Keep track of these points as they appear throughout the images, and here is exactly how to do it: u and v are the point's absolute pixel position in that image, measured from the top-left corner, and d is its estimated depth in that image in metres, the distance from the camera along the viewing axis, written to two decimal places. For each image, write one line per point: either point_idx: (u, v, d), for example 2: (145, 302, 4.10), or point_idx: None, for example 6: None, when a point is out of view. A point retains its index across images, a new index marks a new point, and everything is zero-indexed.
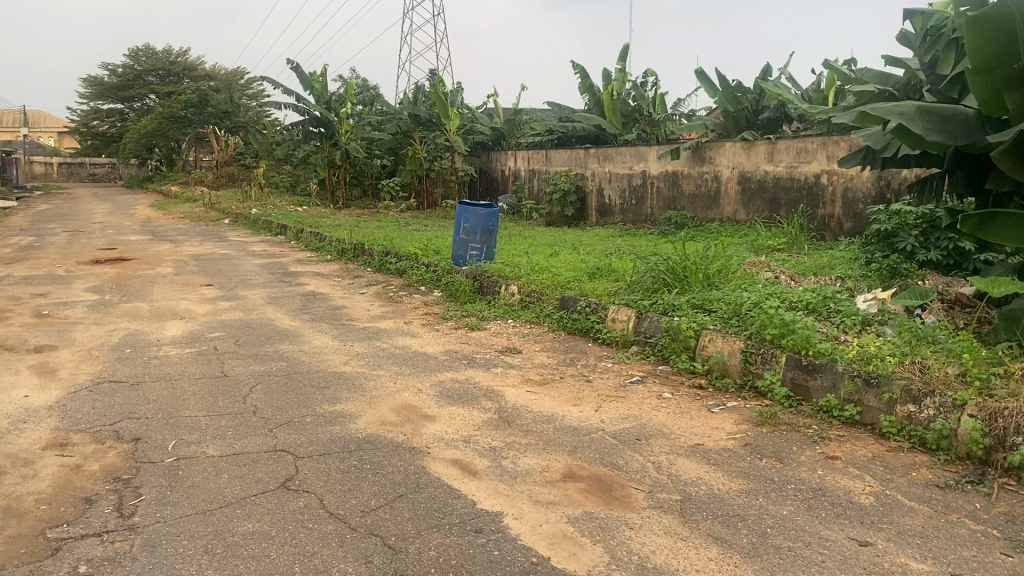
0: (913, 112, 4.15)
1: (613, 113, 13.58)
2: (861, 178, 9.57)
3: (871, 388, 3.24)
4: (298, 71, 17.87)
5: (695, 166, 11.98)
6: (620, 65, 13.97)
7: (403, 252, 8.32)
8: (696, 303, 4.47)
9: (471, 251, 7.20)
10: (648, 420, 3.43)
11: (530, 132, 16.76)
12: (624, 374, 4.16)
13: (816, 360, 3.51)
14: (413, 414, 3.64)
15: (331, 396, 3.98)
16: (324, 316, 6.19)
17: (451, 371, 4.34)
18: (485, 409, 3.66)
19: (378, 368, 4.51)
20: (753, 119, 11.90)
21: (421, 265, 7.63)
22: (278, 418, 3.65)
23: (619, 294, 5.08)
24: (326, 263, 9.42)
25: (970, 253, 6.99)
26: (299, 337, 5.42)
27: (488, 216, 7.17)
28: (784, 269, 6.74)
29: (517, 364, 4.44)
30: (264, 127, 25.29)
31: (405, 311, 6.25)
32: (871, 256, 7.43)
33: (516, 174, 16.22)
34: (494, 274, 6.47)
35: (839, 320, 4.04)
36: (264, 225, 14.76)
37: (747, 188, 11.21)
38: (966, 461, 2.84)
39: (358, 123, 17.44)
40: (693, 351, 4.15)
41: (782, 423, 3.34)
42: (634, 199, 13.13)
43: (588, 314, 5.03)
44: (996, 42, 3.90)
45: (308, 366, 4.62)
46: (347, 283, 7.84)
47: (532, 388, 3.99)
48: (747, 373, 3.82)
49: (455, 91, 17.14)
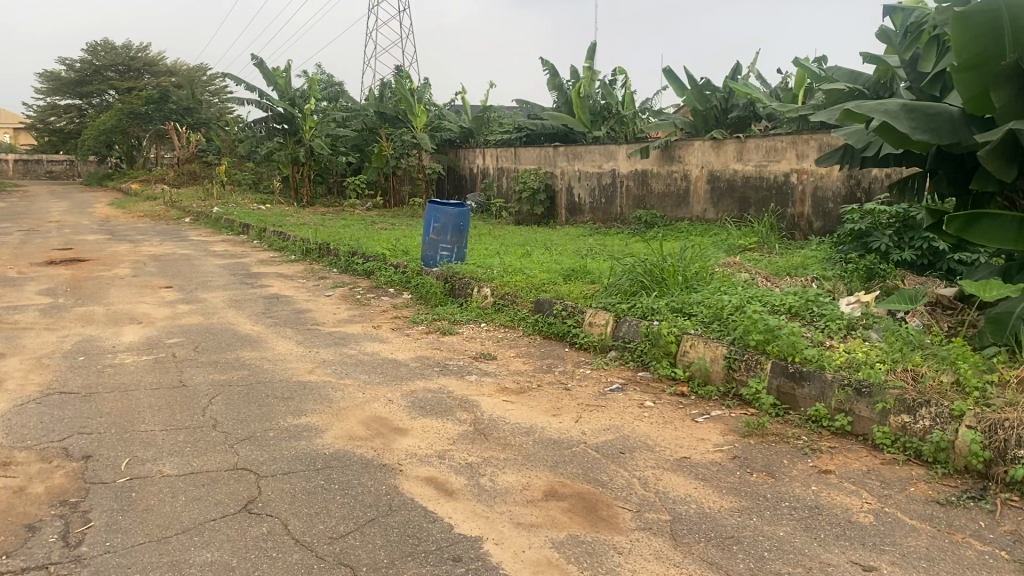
0: (898, 109, 4.06)
1: (582, 111, 13.46)
2: (831, 177, 9.54)
3: (862, 397, 3.11)
4: (262, 67, 17.52)
5: (665, 165, 11.89)
6: (589, 63, 13.85)
7: (370, 252, 8.11)
8: (675, 307, 4.32)
9: (441, 251, 7.01)
10: (630, 431, 3.27)
11: (498, 129, 16.59)
12: (603, 381, 4.00)
13: (803, 367, 3.37)
14: (384, 428, 3.46)
15: (296, 408, 3.77)
16: (289, 320, 5.96)
17: (422, 380, 4.16)
18: (459, 421, 3.49)
19: (345, 377, 4.31)
20: (722, 118, 11.78)
21: (390, 266, 7.42)
22: (240, 433, 3.44)
23: (596, 298, 4.93)
24: (290, 264, 9.16)
25: (944, 252, 6.96)
26: (262, 343, 5.20)
27: (459, 216, 6.97)
28: (759, 270, 6.64)
29: (492, 371, 4.27)
30: (227, 124, 24.83)
31: (373, 315, 6.05)
32: (845, 256, 7.36)
33: (484, 172, 16.03)
34: (465, 275, 6.29)
35: (823, 325, 3.90)
36: (227, 224, 14.41)
37: (717, 187, 11.14)
38: (964, 474, 2.72)
39: (323, 120, 17.13)
40: (673, 356, 3.99)
41: (770, 434, 3.19)
42: (604, 198, 13.02)
43: (564, 318, 4.86)
44: (981, 39, 3.82)
45: (271, 375, 4.41)
46: (312, 285, 7.61)
47: (507, 397, 3.82)
48: (730, 380, 3.66)
49: (423, 88, 16.91)
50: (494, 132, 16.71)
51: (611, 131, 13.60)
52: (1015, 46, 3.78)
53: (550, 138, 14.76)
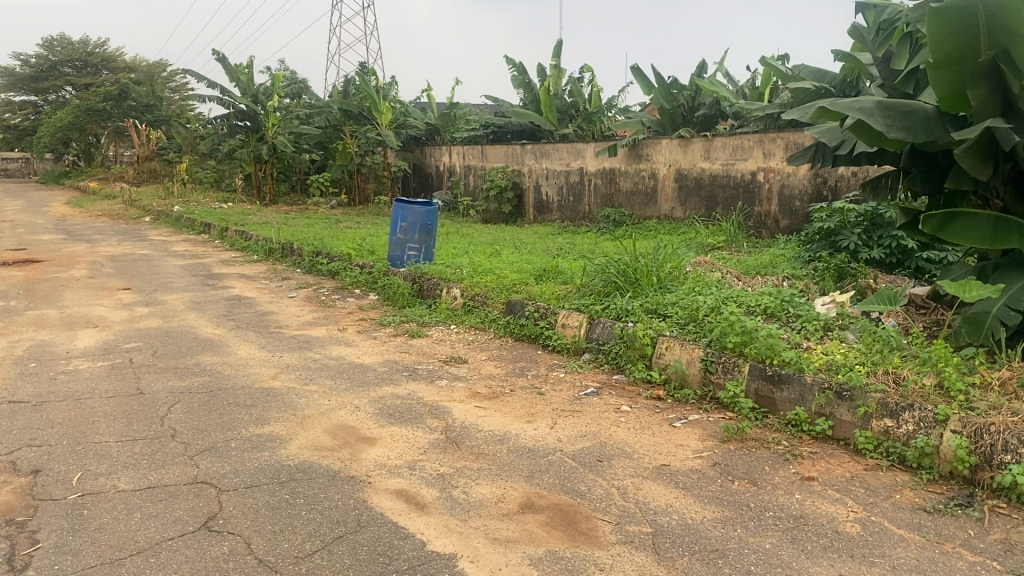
0: (873, 107, 4.00)
1: (549, 108, 13.38)
2: (797, 175, 9.55)
3: (843, 401, 3.04)
4: (224, 63, 17.20)
5: (632, 163, 11.84)
6: (556, 60, 13.77)
7: (335, 252, 7.94)
8: (650, 308, 4.23)
9: (409, 251, 6.87)
10: (607, 438, 3.17)
11: (464, 127, 16.44)
12: (577, 385, 3.90)
13: (782, 370, 3.30)
14: (351, 437, 3.33)
15: (258, 416, 3.62)
16: (251, 323, 5.79)
17: (390, 385, 4.03)
18: (430, 429, 3.37)
19: (310, 383, 4.17)
20: (689, 116, 11.76)
21: (355, 266, 7.27)
22: (200, 444, 3.28)
23: (568, 299, 4.82)
24: (253, 264, 8.96)
25: (912, 251, 6.98)
26: (224, 347, 5.02)
27: (427, 214, 6.84)
28: (730, 269, 6.60)
29: (462, 375, 4.15)
30: (188, 121, 24.41)
31: (338, 317, 5.90)
32: (814, 254, 7.35)
33: (450, 170, 15.89)
34: (433, 275, 6.16)
35: (800, 325, 3.84)
36: (187, 223, 14.10)
37: (684, 185, 11.12)
38: (950, 480, 2.66)
39: (287, 117, 16.87)
40: (649, 359, 3.90)
41: (750, 439, 3.11)
42: (571, 196, 12.95)
43: (536, 319, 4.76)
44: (957, 38, 3.75)
45: (233, 381, 4.25)
46: (276, 286, 7.43)
47: (479, 403, 3.70)
48: (707, 383, 3.58)
49: (388, 85, 16.71)
50: (460, 130, 16.56)
51: (578, 129, 13.52)
52: (990, 44, 3.75)
53: (517, 136, 14.65)
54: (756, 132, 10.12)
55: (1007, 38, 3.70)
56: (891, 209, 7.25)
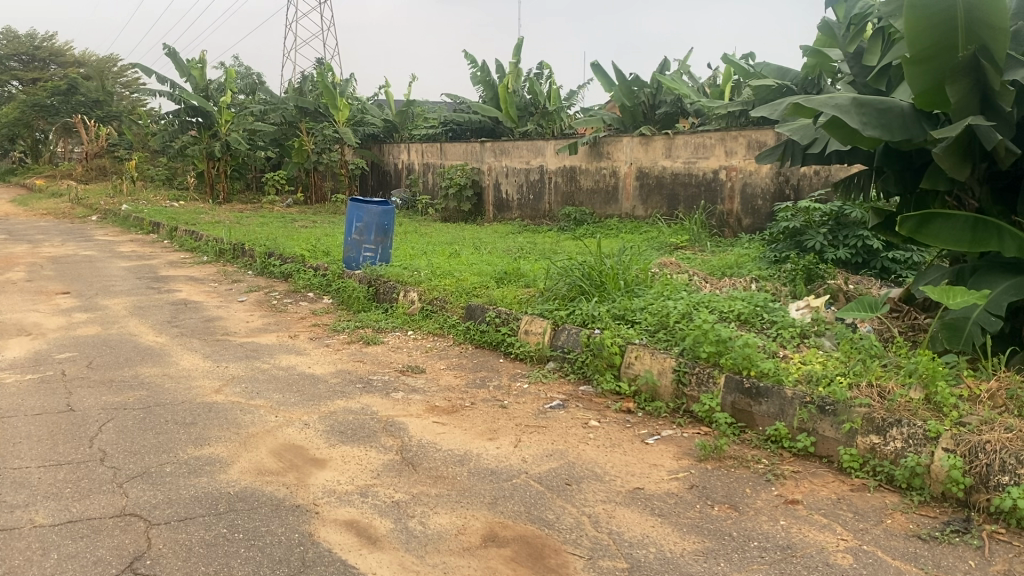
0: (849, 104, 3.83)
1: (509, 105, 13.14)
2: (760, 173, 9.43)
3: (826, 416, 2.85)
4: (174, 57, 16.68)
5: (593, 162, 11.66)
6: (516, 57, 13.54)
7: (288, 253, 7.62)
8: (617, 314, 4.02)
9: (364, 253, 6.60)
10: (575, 458, 2.95)
11: (423, 124, 16.13)
12: (542, 397, 3.67)
13: (759, 382, 3.11)
14: (298, 459, 3.08)
15: (197, 436, 3.33)
16: (196, 330, 5.47)
17: (342, 399, 3.76)
18: (384, 448, 3.12)
19: (256, 396, 3.88)
20: (651, 113, 11.61)
21: (308, 269, 6.97)
22: (132, 469, 2.99)
23: (531, 304, 4.59)
24: (203, 266, 8.60)
25: (878, 251, 6.88)
26: (165, 358, 4.71)
27: (383, 214, 6.57)
28: (697, 270, 6.44)
29: (419, 387, 3.89)
30: (139, 116, 23.73)
31: (289, 322, 5.60)
32: (779, 255, 7.22)
33: (409, 167, 15.59)
34: (390, 278, 5.89)
35: (774, 332, 3.66)
36: (135, 222, 13.61)
37: (646, 183, 10.96)
38: (942, 502, 2.49)
39: (240, 113, 16.42)
40: (617, 369, 3.69)
41: (727, 457, 2.92)
42: (532, 194, 12.73)
43: (498, 326, 4.52)
44: (935, 31, 3.62)
45: (173, 395, 3.95)
46: (225, 289, 7.10)
47: (437, 417, 3.46)
48: (680, 395, 3.38)
49: (345, 81, 16.33)
50: (418, 127, 16.26)
51: (538, 126, 13.31)
52: (969, 38, 3.60)
53: (476, 133, 14.39)
54: (718, 130, 9.99)
55: (987, 32, 3.55)
56: (856, 208, 7.14)
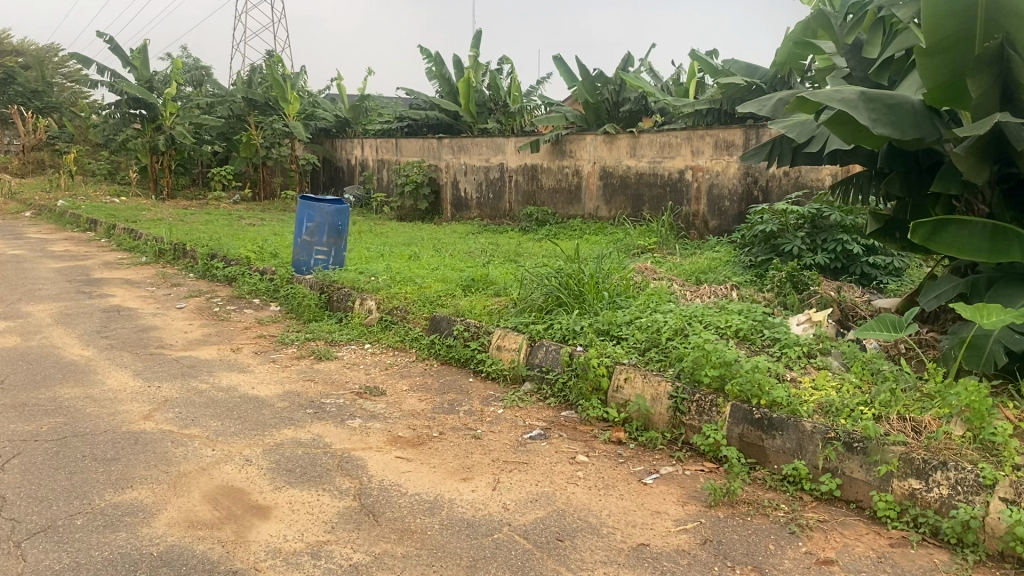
0: (857, 99, 3.47)
1: (467, 100, 12.68)
2: (727, 174, 9.13)
3: (854, 455, 2.48)
4: (116, 45, 15.86)
5: (555, 160, 11.27)
6: (474, 51, 13.09)
7: (234, 254, 7.08)
8: (601, 330, 3.62)
9: (316, 255, 6.10)
10: (564, 505, 2.52)
11: (377, 119, 15.58)
12: (520, 425, 3.24)
13: (772, 413, 2.72)
14: (238, 506, 2.60)
15: (119, 476, 2.83)
16: (129, 341, 4.92)
17: (290, 429, 3.29)
18: (340, 493, 2.67)
19: (191, 424, 3.39)
20: (614, 111, 11.22)
21: (254, 272, 6.44)
22: (34, 523, 2.48)
23: (504, 316, 4.17)
24: (140, 268, 7.99)
25: (857, 256, 6.58)
26: (88, 376, 4.16)
27: (337, 214, 6.09)
28: (672, 276, 6.08)
29: (379, 413, 3.44)
30: (80, 108, 22.72)
31: (233, 333, 5.09)
32: (754, 259, 6.90)
33: (363, 164, 15.04)
34: (344, 285, 5.41)
35: (778, 351, 3.27)
36: (71, 219, 12.83)
37: (609, 183, 10.61)
38: (1001, 561, 2.12)
39: (185, 105, 15.70)
40: (604, 394, 3.28)
41: (741, 502, 2.52)
42: (491, 193, 12.30)
43: (466, 340, 4.09)
44: (957, 18, 3.29)
45: (93, 423, 3.42)
46: (163, 294, 6.53)
47: (401, 452, 3.01)
48: (677, 425, 2.98)
49: (296, 74, 15.69)
50: (372, 122, 15.72)
51: (498, 123, 12.87)
52: (993, 28, 3.27)
53: (433, 129, 13.90)
54: (684, 129, 9.66)
55: (1012, 22, 3.22)
56: (834, 211, 6.84)
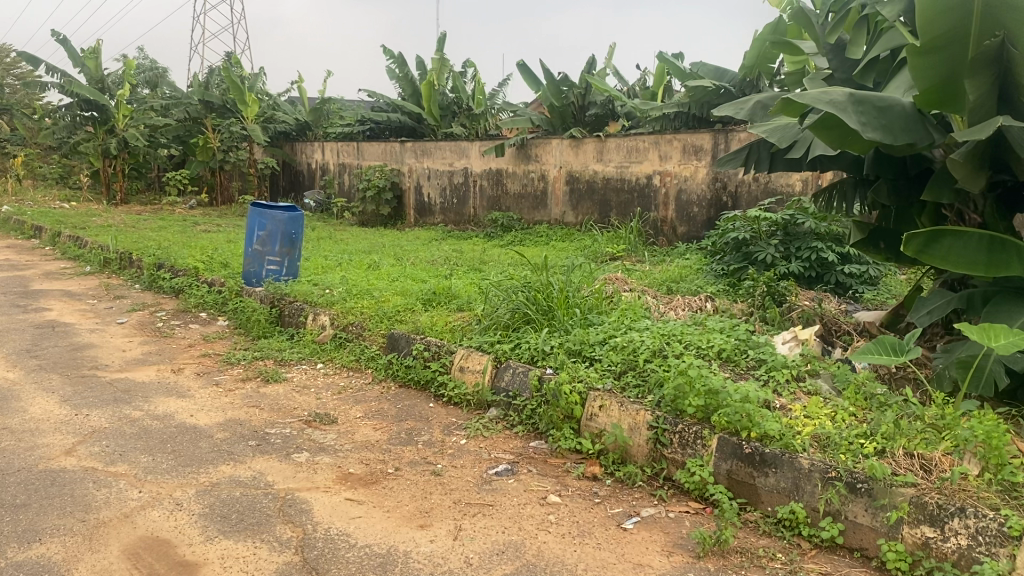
0: (845, 101, 3.23)
1: (430, 103, 12.37)
2: (695, 179, 8.92)
3: (858, 498, 2.22)
4: (66, 45, 15.29)
5: (520, 164, 11.00)
6: (437, 53, 12.79)
7: (181, 263, 6.69)
8: (572, 351, 3.34)
9: (268, 266, 5.75)
10: (535, 558, 2.22)
11: (338, 122, 15.20)
12: (485, 458, 2.93)
13: (763, 448, 2.46)
14: (162, 564, 2.27)
15: (26, 528, 2.47)
16: (60, 362, 4.53)
17: (229, 466, 2.95)
18: (279, 545, 2.34)
19: (118, 460, 3.04)
20: (580, 115, 10.97)
21: (203, 284, 6.07)
22: None
23: (467, 334, 3.86)
24: (83, 278, 7.55)
25: (832, 264, 6.36)
26: (9, 403, 3.77)
27: (291, 222, 5.74)
28: (644, 287, 5.82)
29: (329, 445, 3.13)
30: (31, 110, 22.00)
31: (175, 352, 4.72)
32: (726, 268, 6.67)
33: (323, 168, 14.65)
34: (297, 298, 5.07)
35: (764, 375, 3.00)
36: (16, 226, 12.27)
37: (576, 188, 10.36)
38: None
39: (138, 107, 15.18)
40: (576, 423, 2.99)
41: (734, 551, 2.24)
42: (455, 198, 11.99)
43: (426, 361, 3.78)
44: (952, 15, 3.08)
45: (6, 459, 3.05)
46: (104, 308, 6.12)
47: (352, 493, 2.70)
48: (658, 458, 2.71)
49: (254, 76, 15.26)
50: (333, 125, 15.34)
51: (461, 127, 12.57)
52: (990, 25, 3.05)
53: (396, 133, 13.56)
54: (652, 133, 9.43)
55: (1010, 17, 3.00)
56: (808, 218, 6.63)
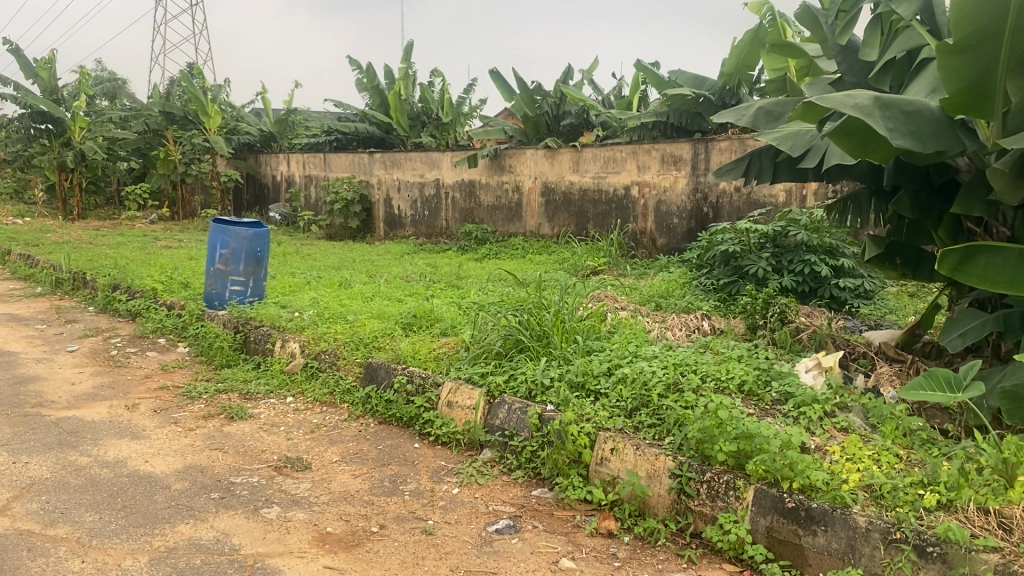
0: (872, 105, 2.94)
1: (399, 113, 12.03)
2: (675, 190, 8.65)
3: (929, 564, 1.91)
4: (19, 55, 14.69)
5: (493, 175, 10.65)
6: (406, 62, 12.44)
7: (138, 284, 6.25)
8: (575, 384, 3.00)
9: (231, 286, 5.35)
10: None
11: (304, 134, 14.80)
12: (483, 512, 2.58)
13: (810, 502, 2.14)
14: None
15: None
16: (1, 398, 4.08)
17: (187, 526, 2.56)
18: None
19: (59, 520, 2.61)
20: (554, 125, 10.66)
21: (161, 308, 5.65)
22: None
23: (453, 363, 3.50)
24: (32, 301, 7.07)
25: (826, 278, 6.09)
26: None
27: (255, 239, 5.35)
28: (633, 305, 5.50)
29: (303, 499, 2.75)
30: None
31: (129, 384, 4.31)
32: (715, 283, 6.38)
33: (289, 180, 14.21)
34: (263, 323, 4.68)
35: (793, 411, 2.68)
36: None
37: (551, 200, 10.05)
38: None
39: (96, 119, 14.62)
40: (585, 468, 2.65)
41: None
42: (427, 211, 11.63)
43: (408, 395, 3.42)
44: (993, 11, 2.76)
45: None
46: (53, 333, 5.66)
47: (332, 559, 2.32)
48: (682, 511, 2.38)
49: (216, 86, 14.79)
50: (299, 137, 14.94)
51: (431, 137, 12.21)
52: None
53: (363, 144, 13.16)
54: (630, 142, 9.15)
55: None
56: (799, 229, 6.37)
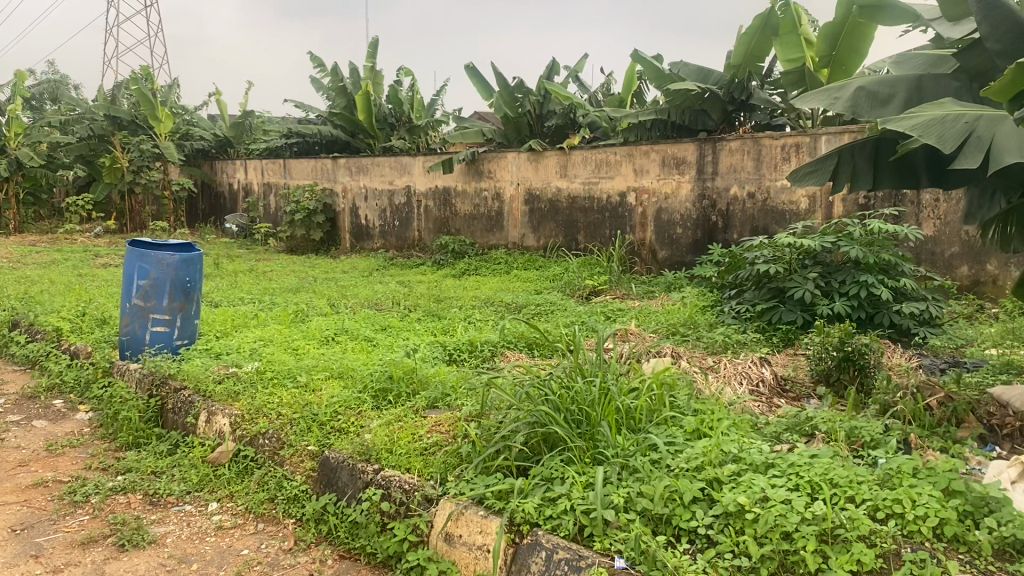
0: None
1: (366, 113, 10.77)
2: (679, 196, 7.56)
3: None
4: None
5: (470, 181, 9.50)
6: (371, 60, 11.26)
7: (42, 321, 5.01)
8: (655, 517, 1.88)
9: (153, 326, 4.11)
10: None
11: (263, 138, 13.56)
12: None
13: None
14: None
15: None
16: None
17: None
18: None
19: None
20: (537, 125, 9.48)
21: (66, 359, 4.40)
22: None
23: (450, 463, 2.33)
24: None
25: (885, 302, 4.98)
26: None
27: (184, 266, 4.12)
28: (666, 342, 4.35)
29: None
30: None
31: None
32: (748, 311, 5.28)
33: (246, 189, 12.95)
34: (185, 384, 3.48)
35: None
36: None
37: (536, 208, 8.92)
38: None
39: (32, 124, 13.23)
40: None
41: None
42: (397, 221, 10.45)
43: (386, 519, 2.26)
44: None
45: None
46: None
47: None
48: None
49: (166, 87, 13.49)
50: (258, 141, 13.70)
51: (402, 141, 11.05)
52: None
53: (327, 148, 11.96)
54: (625, 143, 8.05)
55: None
56: (849, 243, 5.28)
